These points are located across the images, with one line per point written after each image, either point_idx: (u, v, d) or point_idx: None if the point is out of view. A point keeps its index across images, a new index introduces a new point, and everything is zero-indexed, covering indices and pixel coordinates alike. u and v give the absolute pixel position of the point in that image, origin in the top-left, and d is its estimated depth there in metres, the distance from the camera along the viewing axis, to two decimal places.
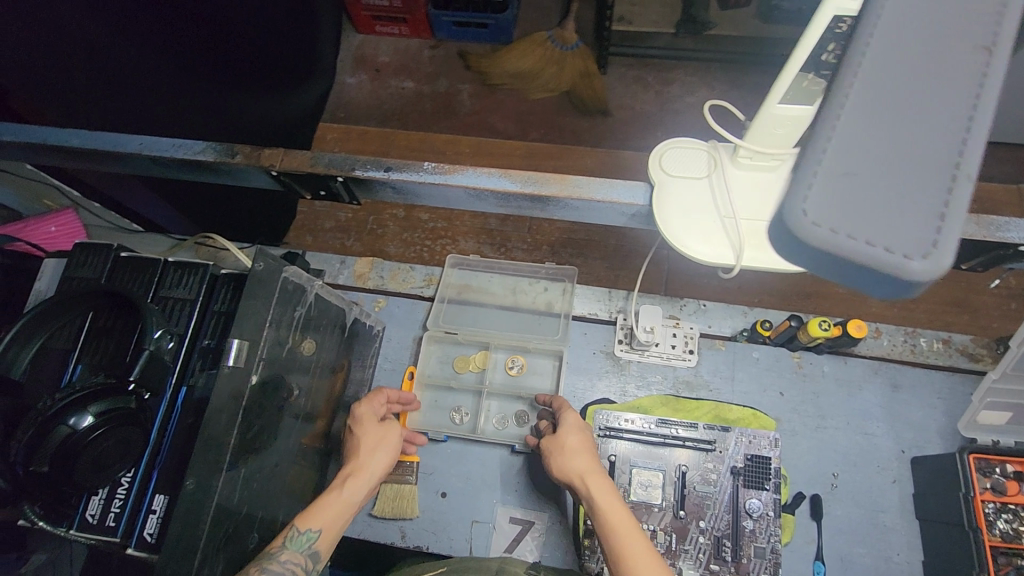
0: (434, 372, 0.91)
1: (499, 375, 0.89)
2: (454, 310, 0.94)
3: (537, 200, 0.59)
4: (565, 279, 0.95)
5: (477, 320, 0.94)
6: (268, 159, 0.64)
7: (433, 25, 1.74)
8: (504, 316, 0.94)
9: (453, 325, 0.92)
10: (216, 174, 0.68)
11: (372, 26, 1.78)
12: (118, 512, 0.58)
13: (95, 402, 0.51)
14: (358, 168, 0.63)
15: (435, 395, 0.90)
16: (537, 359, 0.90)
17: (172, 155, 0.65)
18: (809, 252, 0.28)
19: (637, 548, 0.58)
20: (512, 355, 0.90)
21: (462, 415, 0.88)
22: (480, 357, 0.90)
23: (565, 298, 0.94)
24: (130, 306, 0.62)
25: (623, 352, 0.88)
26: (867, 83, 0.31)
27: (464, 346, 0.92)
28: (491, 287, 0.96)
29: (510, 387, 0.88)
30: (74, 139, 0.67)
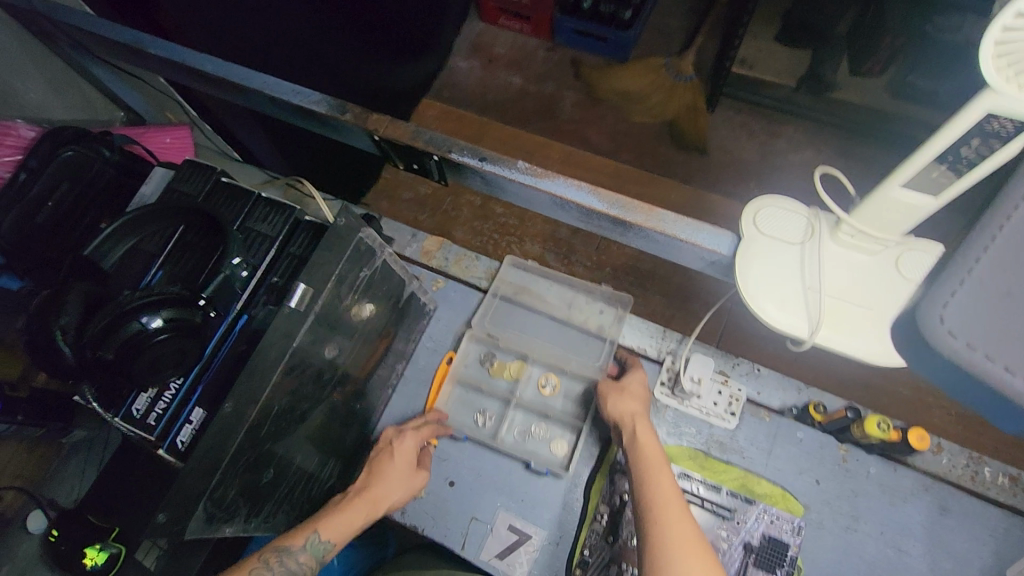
0: (468, 371, 0.93)
1: (530, 390, 0.90)
2: (503, 311, 0.95)
3: (621, 224, 0.59)
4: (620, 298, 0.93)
5: (524, 328, 0.94)
6: (374, 124, 0.66)
7: (556, 29, 1.75)
8: (550, 330, 0.93)
9: (498, 329, 0.93)
10: (323, 127, 0.72)
11: (496, 18, 1.82)
12: (159, 413, 0.61)
13: (169, 308, 0.55)
14: (455, 151, 0.64)
15: (466, 394, 0.92)
16: (572, 383, 0.89)
17: (290, 100, 0.69)
18: (937, 358, 0.34)
19: (663, 485, 0.67)
20: (548, 373, 0.90)
21: (487, 419, 0.89)
22: (515, 366, 0.91)
23: (615, 324, 0.92)
24: (217, 229, 0.65)
25: (663, 395, 0.85)
26: (1017, 225, 0.35)
27: (504, 353, 0.92)
28: (546, 298, 0.96)
29: (538, 403, 0.89)
30: (208, 65, 0.72)
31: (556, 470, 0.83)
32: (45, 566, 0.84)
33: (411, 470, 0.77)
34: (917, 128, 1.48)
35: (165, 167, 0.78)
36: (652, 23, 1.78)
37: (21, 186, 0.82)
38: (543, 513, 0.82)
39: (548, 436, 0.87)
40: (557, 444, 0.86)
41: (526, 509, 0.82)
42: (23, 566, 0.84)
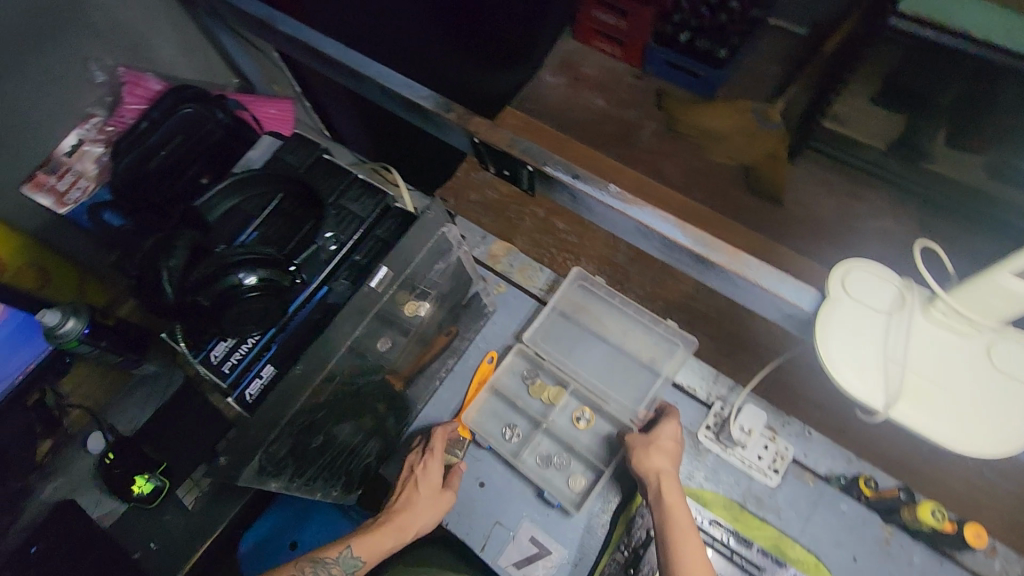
0: (508, 382, 0.92)
1: (563, 419, 0.90)
2: (556, 327, 0.95)
3: (703, 263, 0.59)
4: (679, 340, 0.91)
5: (572, 351, 0.94)
6: (476, 127, 0.69)
7: (648, 58, 1.77)
8: (598, 356, 0.94)
9: (545, 349, 0.93)
10: (425, 121, 0.74)
11: (590, 39, 1.84)
12: (235, 363, 0.63)
13: (262, 268, 0.59)
14: (549, 165, 0.65)
15: (499, 405, 0.92)
16: (607, 423, 0.88)
17: (401, 92, 0.72)
18: None
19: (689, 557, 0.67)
20: (584, 407, 0.90)
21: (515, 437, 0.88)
22: (555, 391, 0.90)
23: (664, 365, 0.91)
24: (315, 203, 0.68)
25: (706, 439, 0.84)
26: None
27: (546, 376, 0.92)
28: (603, 326, 0.95)
29: (569, 435, 0.88)
30: (328, 48, 0.76)
31: (568, 506, 0.83)
32: (97, 485, 0.90)
33: (437, 489, 0.79)
34: (1012, 215, 1.41)
35: (273, 137, 0.80)
36: (746, 65, 1.77)
37: (144, 134, 0.91)
38: (562, 534, 0.83)
39: (568, 469, 0.86)
40: (576, 479, 0.85)
41: (547, 527, 0.83)
42: (76, 481, 0.91)
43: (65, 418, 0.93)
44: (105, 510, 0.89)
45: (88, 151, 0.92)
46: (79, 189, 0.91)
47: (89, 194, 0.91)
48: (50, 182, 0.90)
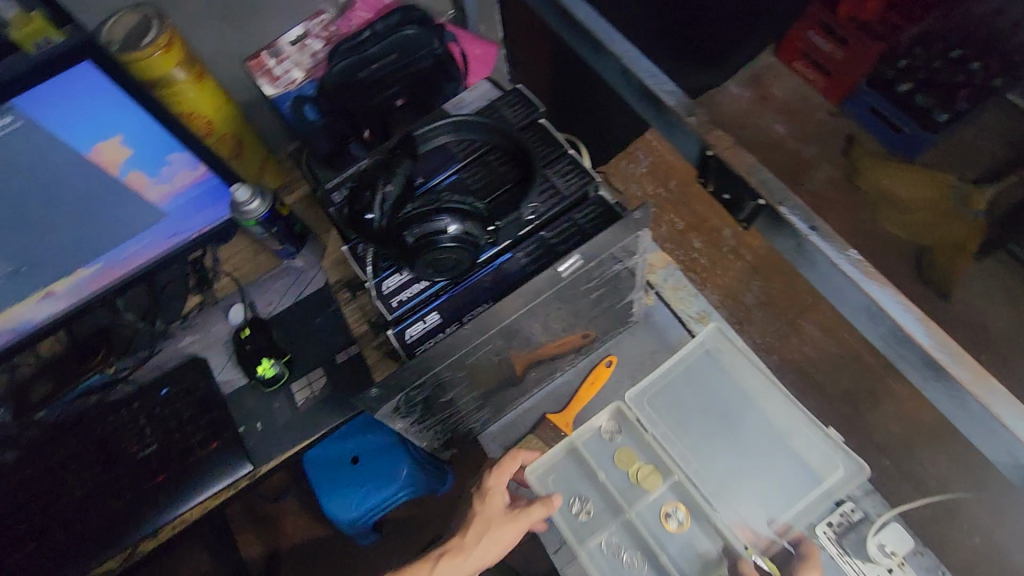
0: (591, 448, 0.86)
1: (652, 510, 0.82)
2: (666, 395, 0.89)
3: (934, 371, 0.52)
4: (806, 457, 0.83)
5: (677, 429, 0.87)
6: (714, 140, 0.63)
7: (852, 94, 1.59)
8: (704, 443, 0.87)
9: (647, 417, 0.86)
10: (653, 115, 0.69)
11: (792, 57, 1.67)
12: (403, 299, 0.63)
13: (468, 220, 0.58)
14: (786, 207, 0.59)
15: (576, 469, 0.86)
16: (700, 528, 0.81)
17: (643, 79, 0.68)
18: None
19: None
20: (678, 503, 0.82)
21: (594, 507, 0.84)
22: (647, 475, 0.83)
23: (781, 487, 0.83)
24: (528, 167, 0.66)
25: (824, 536, 0.80)
26: None
27: (639, 451, 0.85)
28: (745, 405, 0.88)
29: (654, 531, 0.82)
30: (582, 13, 0.73)
31: None
32: (226, 351, 0.97)
33: (501, 523, 0.78)
34: None
35: (491, 83, 0.79)
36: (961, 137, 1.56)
37: (365, 43, 0.95)
38: None
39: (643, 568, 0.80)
40: None
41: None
42: (210, 341, 0.98)
43: (216, 281, 1.01)
44: (228, 377, 0.95)
45: (308, 46, 0.97)
46: (291, 77, 0.97)
47: (296, 86, 0.97)
48: (269, 64, 0.96)
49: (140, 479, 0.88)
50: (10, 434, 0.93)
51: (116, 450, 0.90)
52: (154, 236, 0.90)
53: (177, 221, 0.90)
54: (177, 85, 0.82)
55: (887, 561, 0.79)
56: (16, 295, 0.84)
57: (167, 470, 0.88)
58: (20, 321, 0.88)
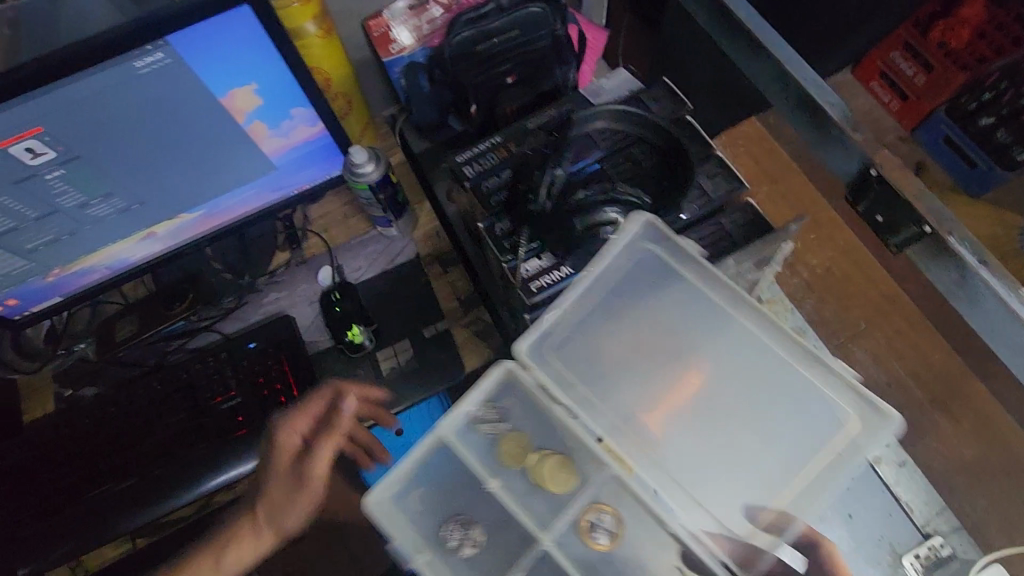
0: (472, 437, 0.66)
1: (568, 513, 0.64)
2: (578, 338, 0.67)
3: None
4: (802, 409, 0.62)
5: (601, 385, 0.66)
6: (881, 160, 0.62)
7: (929, 122, 1.50)
8: (628, 378, 0.67)
9: (556, 376, 0.65)
10: (808, 128, 0.67)
11: (870, 79, 1.57)
12: (543, 285, 0.65)
13: None
14: (955, 237, 0.57)
15: (455, 466, 0.67)
16: (636, 532, 0.63)
17: (807, 89, 0.66)
18: None
19: None
20: (604, 504, 0.63)
21: (486, 516, 0.66)
22: (552, 467, 0.64)
23: (746, 441, 0.64)
24: (683, 170, 0.65)
25: (910, 566, 0.76)
26: None
27: (529, 438, 0.67)
28: (729, 362, 0.66)
29: (578, 551, 0.64)
30: (743, 12, 0.71)
31: None
32: (311, 312, 0.96)
33: None
34: None
35: (630, 73, 0.78)
36: None
37: (486, 16, 0.91)
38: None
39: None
40: None
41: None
42: (297, 300, 0.97)
43: (304, 240, 1.00)
44: (313, 338, 0.94)
45: (426, 12, 0.96)
46: (402, 39, 0.96)
47: (407, 51, 0.96)
48: (387, 25, 0.96)
49: (223, 430, 0.88)
50: (93, 367, 0.94)
51: (198, 398, 0.89)
52: (258, 189, 0.88)
53: (282, 176, 0.88)
54: (307, 39, 0.80)
55: None
56: (119, 234, 0.83)
57: (252, 424, 0.88)
58: (116, 259, 0.87)
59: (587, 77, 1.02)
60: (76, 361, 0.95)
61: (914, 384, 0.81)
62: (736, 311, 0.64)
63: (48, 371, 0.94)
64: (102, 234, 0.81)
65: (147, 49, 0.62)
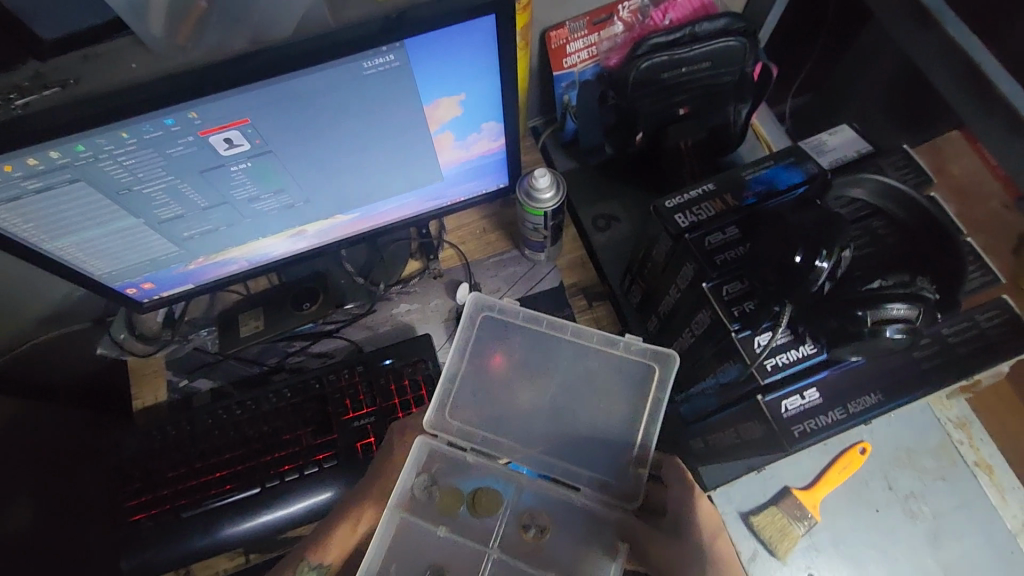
0: (405, 487, 0.62)
1: (512, 528, 0.62)
2: (492, 369, 0.68)
3: None
4: (623, 387, 0.65)
5: (500, 394, 0.67)
6: None
7: None
8: (521, 410, 0.66)
9: (456, 431, 0.65)
10: None
11: None
12: (780, 364, 0.60)
13: (914, 305, 0.53)
14: None
15: (397, 538, 0.62)
16: (569, 514, 0.62)
17: None
18: None
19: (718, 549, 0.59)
20: (536, 508, 0.63)
21: (462, 539, 0.62)
22: (484, 501, 0.62)
23: (585, 415, 0.65)
24: (946, 252, 0.60)
25: None
26: None
27: (466, 476, 0.64)
28: (553, 359, 0.68)
29: (525, 555, 0.61)
30: None
31: None
32: (446, 331, 0.91)
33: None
34: None
35: (854, 129, 0.72)
36: None
37: (680, 44, 0.84)
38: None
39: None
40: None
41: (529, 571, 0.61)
42: (428, 314, 0.92)
43: (440, 250, 0.94)
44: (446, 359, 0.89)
45: (608, 27, 0.88)
46: (577, 53, 0.89)
47: (578, 68, 0.90)
48: (567, 37, 0.88)
49: (352, 449, 0.81)
50: (211, 359, 0.89)
51: (329, 411, 0.84)
52: (416, 197, 0.82)
53: (443, 187, 0.81)
54: None
55: None
56: (273, 230, 0.77)
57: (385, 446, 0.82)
58: (258, 253, 0.81)
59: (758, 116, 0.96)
60: (193, 351, 0.90)
61: None
62: (603, 348, 0.66)
63: (160, 357, 0.89)
64: (258, 228, 0.76)
65: (382, 50, 0.56)
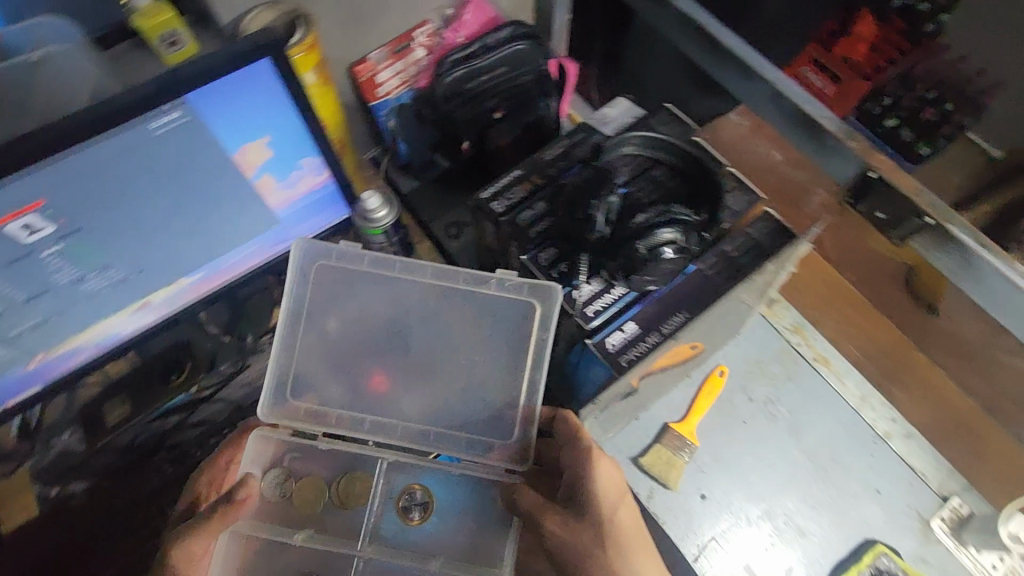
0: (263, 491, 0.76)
1: (393, 519, 0.76)
2: (352, 333, 0.76)
3: None
4: (495, 337, 0.73)
5: (364, 356, 0.76)
6: (878, 163, 0.68)
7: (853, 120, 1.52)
8: (379, 376, 0.75)
9: (304, 411, 0.73)
10: (808, 141, 0.74)
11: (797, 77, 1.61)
12: (599, 308, 0.68)
13: None
14: (956, 224, 0.64)
15: (252, 540, 0.75)
16: (435, 491, 0.76)
17: (801, 104, 0.72)
18: None
19: (624, 518, 0.67)
20: (412, 488, 0.76)
21: (326, 535, 0.76)
22: (352, 494, 0.76)
23: (453, 357, 0.75)
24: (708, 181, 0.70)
25: (940, 528, 0.84)
26: None
27: (330, 471, 0.78)
28: (412, 305, 0.76)
29: (400, 534, 0.75)
30: (730, 40, 0.77)
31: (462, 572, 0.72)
32: None
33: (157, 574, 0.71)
34: None
35: (629, 100, 0.84)
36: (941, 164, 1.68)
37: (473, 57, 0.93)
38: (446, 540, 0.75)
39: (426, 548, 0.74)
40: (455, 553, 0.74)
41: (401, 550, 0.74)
42: None
43: None
44: None
45: (411, 53, 0.97)
46: (388, 82, 0.96)
47: (393, 94, 0.97)
48: (374, 68, 0.96)
49: None
50: (81, 459, 0.84)
51: None
52: (258, 244, 0.83)
53: (284, 229, 0.84)
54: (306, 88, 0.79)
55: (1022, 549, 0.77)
56: (112, 307, 0.76)
57: None
58: (107, 335, 0.80)
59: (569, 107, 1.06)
60: (58, 456, 0.84)
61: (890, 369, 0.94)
62: (477, 289, 0.72)
63: (24, 471, 0.83)
64: (97, 309, 0.75)
65: (165, 108, 0.59)
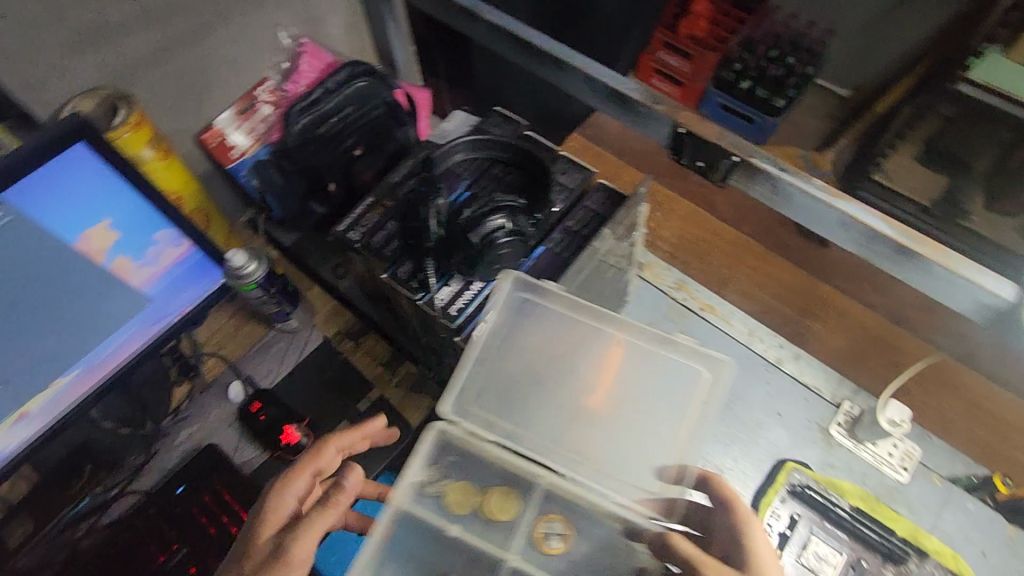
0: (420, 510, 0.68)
1: (524, 538, 0.70)
2: (507, 364, 0.75)
3: (904, 255, 0.66)
4: (666, 391, 0.74)
5: (524, 396, 0.75)
6: (684, 118, 0.75)
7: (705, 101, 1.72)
8: (541, 405, 0.75)
9: (482, 427, 0.71)
10: (625, 112, 0.80)
11: (649, 76, 1.82)
12: (461, 306, 0.72)
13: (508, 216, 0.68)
14: (757, 157, 0.71)
15: (400, 530, 0.68)
16: (578, 519, 0.70)
17: (609, 82, 0.79)
18: None
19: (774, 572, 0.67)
20: (553, 514, 0.70)
21: (466, 536, 0.69)
22: (499, 505, 0.70)
23: (643, 417, 0.74)
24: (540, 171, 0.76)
25: (838, 433, 0.90)
26: None
27: (477, 475, 0.72)
28: (584, 352, 0.76)
29: (535, 558, 0.69)
30: (538, 40, 0.84)
31: None
32: (237, 432, 0.91)
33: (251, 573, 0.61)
34: None
35: (464, 112, 0.89)
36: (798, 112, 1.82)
37: (315, 102, 0.97)
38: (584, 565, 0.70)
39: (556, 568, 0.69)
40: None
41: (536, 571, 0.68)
42: (212, 427, 0.92)
43: (200, 364, 0.95)
44: (245, 458, 0.90)
45: (257, 111, 0.99)
46: (240, 143, 0.98)
47: (248, 153, 0.98)
48: (221, 133, 0.97)
49: None
50: None
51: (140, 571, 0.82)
52: (136, 328, 0.82)
53: (159, 306, 0.83)
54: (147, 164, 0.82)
55: (901, 431, 0.85)
56: None
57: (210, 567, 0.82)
58: None
59: (426, 130, 1.11)
60: None
61: (772, 297, 1.03)
62: (660, 347, 0.74)
63: None
64: None
65: None
